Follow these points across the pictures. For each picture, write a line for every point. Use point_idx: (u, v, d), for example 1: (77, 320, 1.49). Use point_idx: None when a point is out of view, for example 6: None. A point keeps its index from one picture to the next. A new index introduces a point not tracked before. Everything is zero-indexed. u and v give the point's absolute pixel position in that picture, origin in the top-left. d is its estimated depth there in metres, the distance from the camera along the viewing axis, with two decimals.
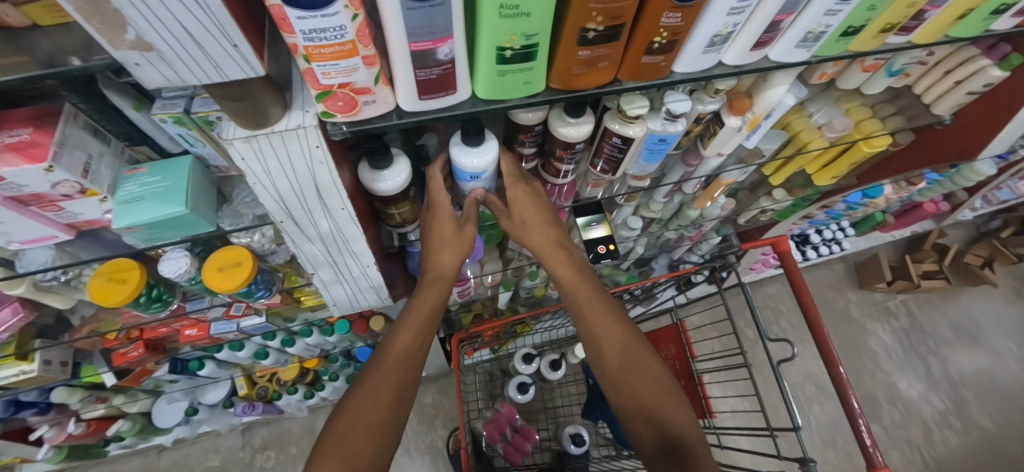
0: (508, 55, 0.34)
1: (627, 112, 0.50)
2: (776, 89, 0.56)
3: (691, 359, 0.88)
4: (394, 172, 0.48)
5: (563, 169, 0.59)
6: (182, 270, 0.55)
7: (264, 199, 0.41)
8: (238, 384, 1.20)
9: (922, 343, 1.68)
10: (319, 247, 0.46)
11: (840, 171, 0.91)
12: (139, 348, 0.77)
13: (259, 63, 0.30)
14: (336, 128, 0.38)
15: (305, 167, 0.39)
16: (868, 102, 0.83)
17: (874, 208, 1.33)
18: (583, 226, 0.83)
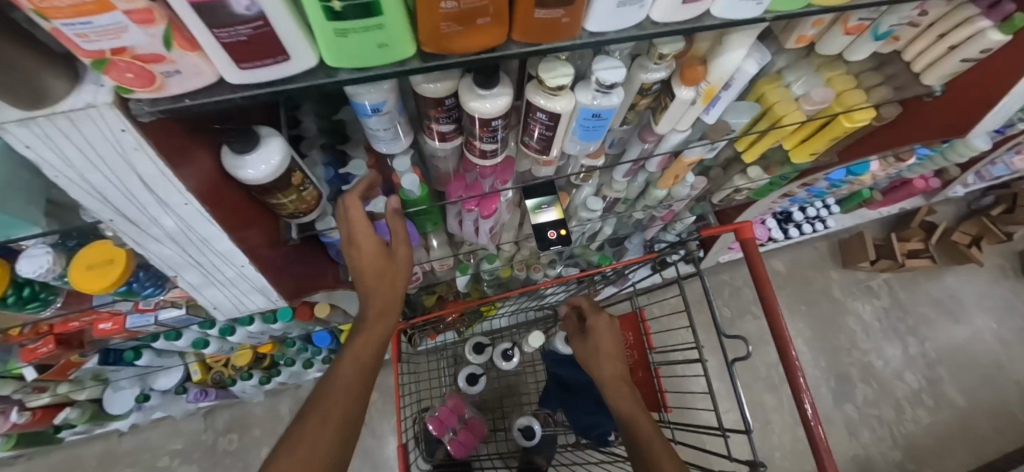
0: (341, 9, 0.25)
1: (548, 83, 0.42)
2: (733, 55, 0.47)
3: (649, 350, 0.83)
4: (263, 155, 0.40)
5: (487, 149, 0.52)
6: (43, 270, 0.47)
7: (75, 194, 0.34)
8: (192, 369, 1.14)
9: (901, 322, 1.65)
10: (171, 246, 0.42)
11: (819, 147, 0.83)
12: (49, 344, 0.71)
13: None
14: (137, 108, 0.29)
15: (117, 158, 0.31)
16: (852, 70, 0.74)
17: (859, 184, 1.26)
18: (533, 209, 0.75)
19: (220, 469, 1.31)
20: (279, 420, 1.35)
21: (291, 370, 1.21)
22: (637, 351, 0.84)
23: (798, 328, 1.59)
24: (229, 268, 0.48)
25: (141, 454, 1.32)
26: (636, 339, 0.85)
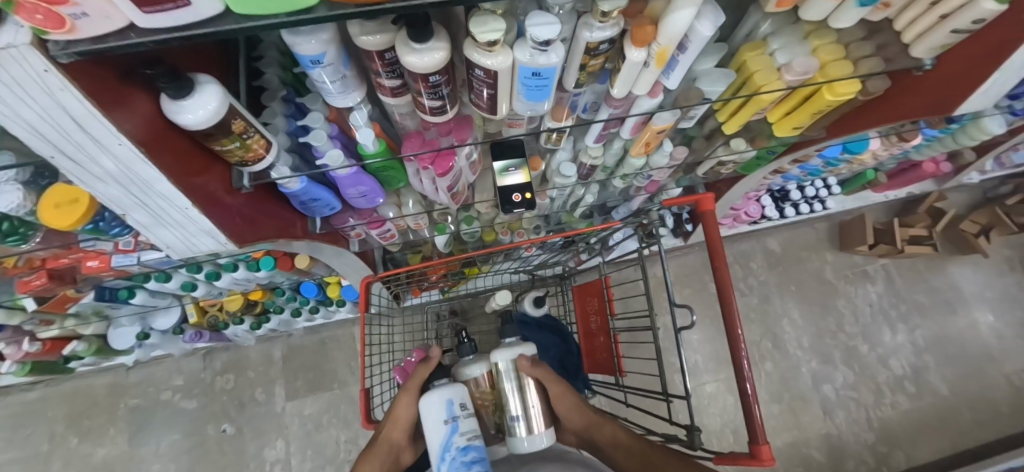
0: None
1: (480, 38, 0.41)
2: (683, 12, 0.45)
3: (609, 315, 0.86)
4: (199, 101, 0.41)
5: (431, 105, 0.51)
6: (14, 205, 0.50)
7: (15, 130, 0.35)
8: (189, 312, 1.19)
9: (894, 308, 1.61)
10: (114, 186, 0.42)
11: (803, 121, 0.80)
12: (41, 277, 0.76)
13: None
14: (64, 50, 0.30)
15: (44, 95, 0.32)
16: (841, 39, 0.70)
17: (859, 163, 1.21)
18: (499, 171, 0.74)
19: (218, 405, 1.39)
20: (272, 365, 1.42)
21: (279, 318, 1.28)
22: (600, 316, 0.86)
23: (786, 308, 1.58)
24: (177, 211, 0.48)
25: (146, 387, 1.39)
26: (599, 304, 0.87)
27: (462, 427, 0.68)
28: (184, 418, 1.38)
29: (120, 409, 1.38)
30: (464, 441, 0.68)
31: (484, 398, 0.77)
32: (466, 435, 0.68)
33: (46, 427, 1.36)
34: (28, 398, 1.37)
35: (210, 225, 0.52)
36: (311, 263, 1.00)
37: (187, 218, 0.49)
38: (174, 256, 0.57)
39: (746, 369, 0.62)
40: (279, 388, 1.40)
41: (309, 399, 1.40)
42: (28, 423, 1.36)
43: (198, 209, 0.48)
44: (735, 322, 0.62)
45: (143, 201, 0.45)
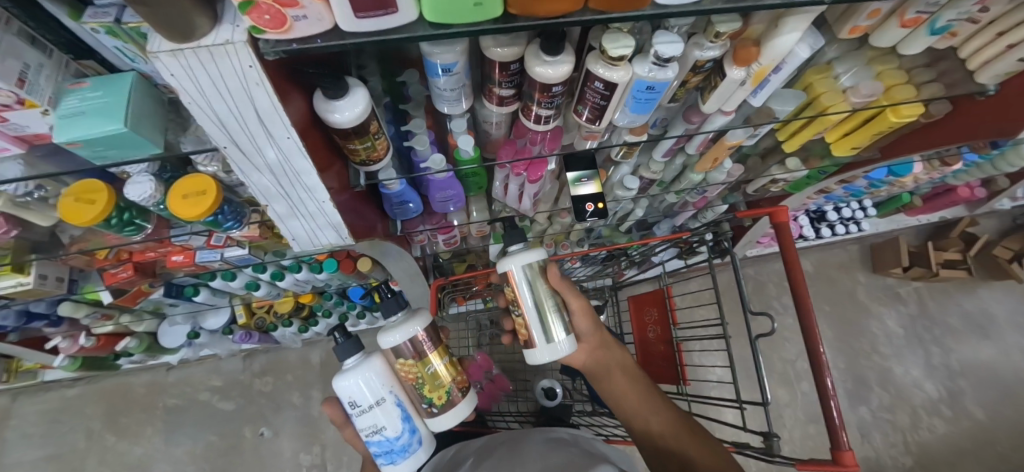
0: None
1: (610, 53, 0.45)
2: (789, 37, 0.49)
3: (671, 325, 0.87)
4: (349, 102, 0.44)
5: (543, 114, 0.55)
6: (147, 195, 0.53)
7: (203, 122, 0.39)
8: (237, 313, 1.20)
9: (927, 331, 1.61)
10: (268, 177, 0.45)
11: (861, 142, 0.83)
12: (128, 270, 0.79)
13: None
14: (268, 46, 0.34)
15: (242, 89, 0.36)
16: (903, 65, 0.73)
17: (899, 186, 1.23)
18: (572, 181, 0.74)
19: (255, 408, 1.39)
20: (311, 369, 1.43)
21: (325, 321, 1.29)
22: (660, 326, 0.88)
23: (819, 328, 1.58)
24: (313, 203, 0.51)
25: (185, 387, 1.41)
26: (659, 314, 0.88)
27: (359, 424, 0.67)
28: (220, 420, 1.38)
29: (158, 408, 1.39)
30: (365, 436, 0.67)
31: (408, 371, 0.69)
32: (365, 432, 0.67)
33: (83, 425, 1.36)
34: (67, 394, 1.38)
35: (334, 219, 0.55)
36: (371, 267, 1.01)
37: (320, 211, 0.52)
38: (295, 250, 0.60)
39: (829, 385, 0.64)
40: (316, 392, 1.41)
41: None
42: (65, 420, 1.37)
43: (331, 202, 0.52)
44: (816, 337, 0.66)
45: (287, 193, 0.48)
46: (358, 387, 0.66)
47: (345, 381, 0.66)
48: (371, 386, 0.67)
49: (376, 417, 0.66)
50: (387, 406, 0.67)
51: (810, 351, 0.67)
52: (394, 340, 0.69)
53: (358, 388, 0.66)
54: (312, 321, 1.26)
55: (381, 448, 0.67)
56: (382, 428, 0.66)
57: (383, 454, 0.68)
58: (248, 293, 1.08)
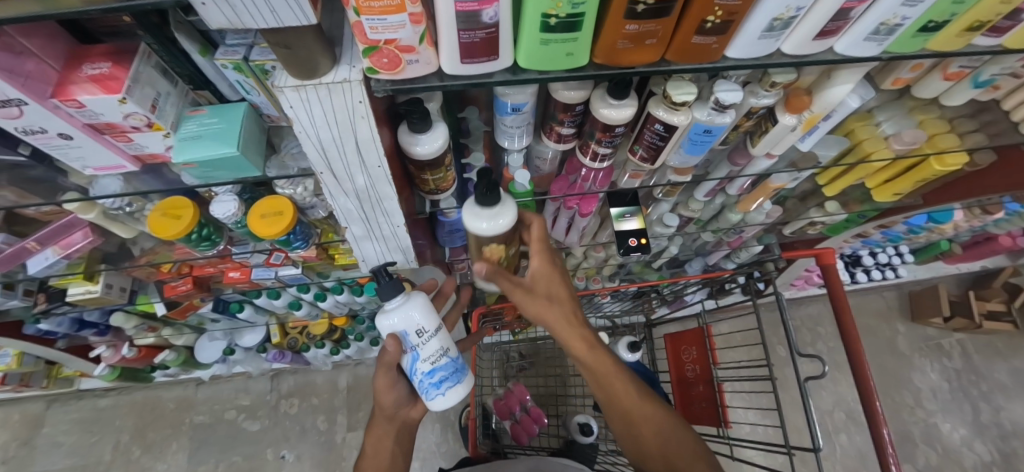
0: (553, 23, 0.33)
1: (673, 99, 0.48)
2: (840, 88, 0.52)
3: (713, 364, 0.87)
4: (432, 136, 0.47)
5: (601, 152, 0.58)
6: (230, 213, 0.56)
7: (307, 149, 0.42)
8: (272, 332, 1.23)
9: (974, 386, 1.53)
10: (353, 200, 0.49)
11: (904, 189, 0.84)
12: (187, 283, 0.82)
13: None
14: (379, 85, 0.39)
15: (348, 122, 0.40)
16: (945, 115, 0.75)
17: (940, 233, 1.21)
18: (616, 217, 0.76)
19: (280, 429, 1.39)
20: (337, 392, 1.44)
21: (357, 344, 1.30)
22: (700, 365, 0.88)
23: None
24: (388, 226, 0.54)
25: (213, 404, 1.42)
26: (699, 353, 0.89)
27: (423, 355, 0.60)
28: (246, 440, 1.38)
29: (185, 424, 1.40)
30: (428, 365, 0.60)
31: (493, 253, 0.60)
32: (431, 360, 0.60)
33: (111, 437, 1.38)
34: (99, 405, 1.41)
35: (404, 242, 0.58)
36: None
37: (393, 234, 0.55)
38: (363, 270, 0.63)
39: (886, 436, 0.63)
40: (341, 417, 1.41)
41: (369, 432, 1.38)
42: (95, 430, 1.38)
43: (404, 227, 0.55)
44: (870, 387, 0.66)
45: (367, 216, 0.52)
46: (409, 319, 0.59)
47: (400, 316, 0.59)
48: (428, 314, 0.61)
49: (441, 340, 0.61)
50: (443, 328, 0.64)
51: (865, 400, 0.67)
52: (499, 223, 0.55)
53: (409, 320, 0.59)
54: (344, 344, 1.27)
55: (449, 373, 0.62)
56: (447, 349, 0.62)
57: (450, 378, 0.62)
58: (289, 312, 1.11)
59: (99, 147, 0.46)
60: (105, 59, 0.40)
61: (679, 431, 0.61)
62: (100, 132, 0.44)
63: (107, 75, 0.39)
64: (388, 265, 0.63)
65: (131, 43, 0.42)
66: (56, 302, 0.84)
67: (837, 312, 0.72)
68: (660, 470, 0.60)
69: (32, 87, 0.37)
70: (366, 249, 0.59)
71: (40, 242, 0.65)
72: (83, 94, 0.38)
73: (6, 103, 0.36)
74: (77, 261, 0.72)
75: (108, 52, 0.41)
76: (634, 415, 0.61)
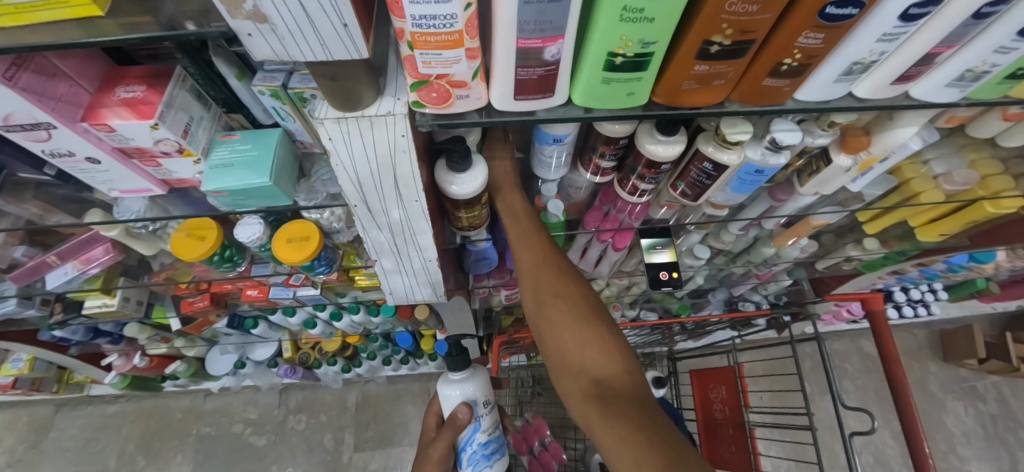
0: (618, 62, 0.31)
1: (727, 137, 0.45)
2: (903, 130, 0.49)
3: (744, 406, 0.82)
4: (471, 176, 0.45)
5: (642, 187, 0.56)
6: (254, 237, 0.54)
7: (342, 182, 0.40)
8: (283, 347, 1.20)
9: (1010, 434, 1.45)
10: (386, 233, 0.47)
11: (951, 230, 0.80)
12: (205, 299, 0.80)
13: (397, 22, 0.27)
14: (423, 119, 0.37)
15: (388, 154, 0.38)
16: (1000, 156, 0.71)
17: (980, 272, 1.16)
18: (647, 248, 0.72)
19: (286, 446, 1.36)
20: (345, 410, 1.40)
21: (369, 363, 1.28)
22: (730, 406, 0.84)
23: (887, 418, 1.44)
24: (419, 260, 0.52)
25: (220, 416, 1.40)
26: (728, 393, 0.84)
27: (483, 425, 0.72)
28: (251, 455, 1.35)
29: (192, 435, 1.37)
30: (484, 436, 0.72)
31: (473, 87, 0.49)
32: (488, 431, 0.73)
33: (118, 445, 1.36)
34: (107, 411, 1.39)
35: (433, 276, 0.56)
36: (428, 315, 0.99)
37: (424, 269, 0.53)
38: (390, 302, 0.60)
39: None
40: (348, 436, 1.37)
41: (376, 453, 1.36)
42: (101, 437, 1.37)
43: (435, 260, 0.53)
44: (920, 438, 0.62)
45: (399, 249, 0.50)
46: (477, 392, 0.72)
47: (472, 387, 0.71)
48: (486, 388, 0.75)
49: (494, 416, 0.75)
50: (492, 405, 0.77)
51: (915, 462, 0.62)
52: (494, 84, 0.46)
53: (476, 393, 0.72)
54: (356, 362, 1.24)
55: (496, 446, 0.74)
56: (497, 424, 0.75)
57: (494, 452, 0.74)
58: (303, 329, 1.08)
59: (127, 171, 0.44)
60: (140, 82, 0.39)
61: (622, 348, 0.46)
62: (129, 156, 0.42)
63: (140, 99, 0.38)
64: (419, 298, 0.60)
65: (168, 66, 0.41)
66: (73, 313, 0.82)
67: (885, 363, 0.67)
68: (583, 387, 0.45)
69: (62, 110, 0.35)
70: (395, 282, 0.56)
71: (60, 256, 0.64)
72: (115, 119, 0.37)
73: (36, 127, 0.35)
74: (96, 275, 0.71)
75: (143, 75, 0.40)
76: (563, 315, 0.49)
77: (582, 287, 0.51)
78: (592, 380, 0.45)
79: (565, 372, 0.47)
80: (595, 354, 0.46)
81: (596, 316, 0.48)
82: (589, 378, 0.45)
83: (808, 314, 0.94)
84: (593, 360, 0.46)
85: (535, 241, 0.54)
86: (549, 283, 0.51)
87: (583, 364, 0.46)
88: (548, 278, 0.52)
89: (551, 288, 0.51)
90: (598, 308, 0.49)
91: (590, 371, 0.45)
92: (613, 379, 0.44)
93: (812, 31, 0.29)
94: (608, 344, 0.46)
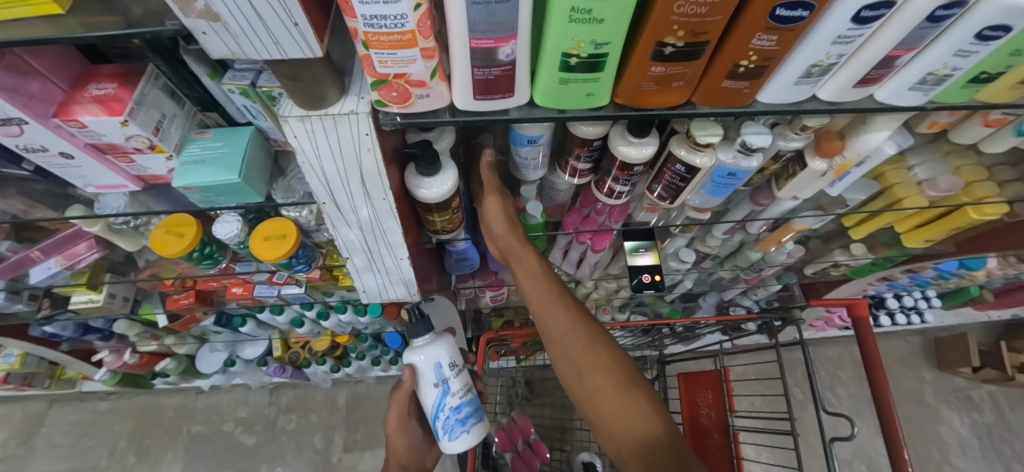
0: (573, 63, 0.31)
1: (697, 139, 0.46)
2: (877, 134, 0.49)
3: (729, 411, 0.82)
4: (441, 180, 0.45)
5: (618, 189, 0.56)
6: (232, 234, 0.55)
7: (310, 179, 0.41)
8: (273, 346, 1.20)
9: (1006, 445, 1.43)
10: (356, 231, 0.47)
11: (937, 236, 0.80)
12: (189, 297, 0.81)
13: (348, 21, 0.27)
14: (387, 118, 0.37)
15: (353, 152, 0.38)
16: (985, 162, 0.71)
17: (972, 279, 1.15)
18: (630, 251, 0.72)
19: (276, 446, 1.36)
20: (335, 411, 1.40)
21: (358, 363, 1.28)
22: (716, 411, 0.83)
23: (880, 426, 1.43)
24: (392, 259, 0.52)
25: (210, 415, 1.40)
26: (715, 398, 0.84)
27: (452, 388, 0.67)
28: (240, 454, 1.35)
29: (182, 434, 1.38)
30: (455, 401, 0.67)
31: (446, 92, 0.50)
32: (459, 394, 0.68)
33: (109, 442, 1.36)
34: (100, 408, 1.40)
35: (406, 275, 0.56)
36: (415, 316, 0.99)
37: (395, 267, 0.53)
38: (364, 300, 0.61)
39: None
40: (337, 437, 1.37)
41: (365, 454, 1.35)
42: (93, 434, 1.37)
43: (407, 259, 0.53)
44: (901, 448, 0.61)
45: (370, 247, 0.50)
46: (440, 354, 0.67)
47: (433, 350, 0.67)
48: (454, 350, 0.69)
49: (467, 378, 0.69)
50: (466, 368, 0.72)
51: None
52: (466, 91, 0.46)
53: (439, 354, 0.67)
54: (345, 361, 1.24)
55: (472, 409, 0.69)
56: (470, 386, 0.69)
57: (469, 415, 0.68)
58: (291, 328, 1.08)
59: (101, 167, 0.45)
60: (112, 80, 0.39)
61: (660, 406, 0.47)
62: (102, 152, 0.43)
63: (111, 96, 0.38)
64: (392, 296, 0.60)
65: (140, 65, 0.41)
66: (60, 308, 0.83)
67: (869, 370, 0.67)
68: (630, 448, 0.46)
69: (34, 106, 0.36)
70: (368, 280, 0.57)
71: (44, 251, 0.64)
72: (86, 115, 0.37)
73: (7, 122, 0.36)
74: (82, 270, 0.71)
75: (116, 73, 0.40)
76: (597, 379, 0.50)
77: (608, 345, 0.52)
78: (637, 442, 0.46)
79: (610, 435, 0.48)
80: (634, 415, 0.47)
81: (628, 375, 0.50)
82: (633, 441, 0.46)
83: (795, 320, 0.94)
84: (633, 421, 0.47)
85: (558, 302, 0.55)
86: (577, 345, 0.52)
87: (626, 427, 0.47)
88: (576, 339, 0.53)
89: (581, 350, 0.52)
90: (628, 367, 0.50)
91: (632, 434, 0.46)
92: (656, 440, 0.45)
93: (765, 33, 0.30)
94: (644, 403, 0.48)
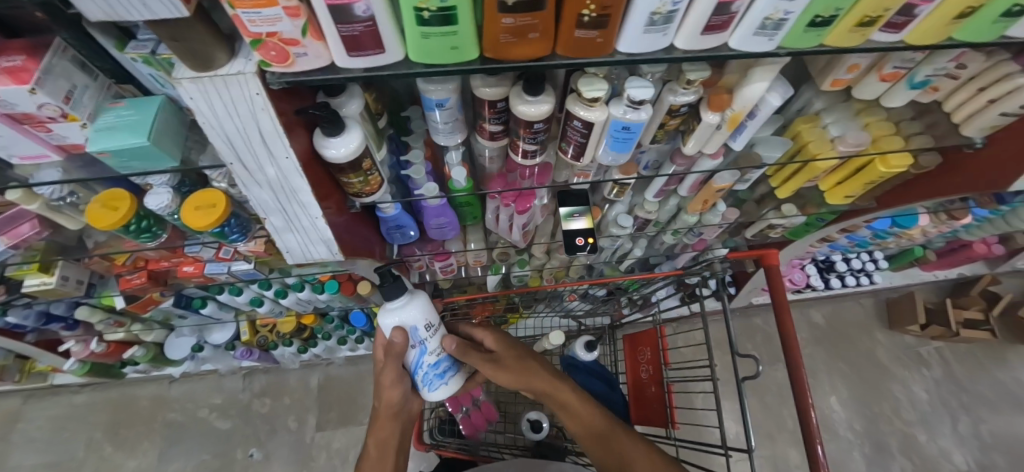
0: (427, 16, 0.34)
1: (585, 95, 0.49)
2: (758, 85, 0.52)
3: (664, 364, 0.87)
4: (345, 140, 0.48)
5: (528, 149, 0.59)
6: (163, 205, 0.58)
7: (213, 140, 0.44)
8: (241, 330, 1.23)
9: (954, 397, 1.50)
10: (267, 191, 0.51)
11: (855, 191, 0.85)
12: (142, 277, 0.83)
13: None
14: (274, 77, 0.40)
15: (248, 112, 0.41)
16: (891, 117, 0.75)
17: (909, 238, 1.21)
18: (564, 216, 0.76)
19: (251, 429, 1.39)
20: (309, 393, 1.44)
21: (325, 343, 1.32)
22: (653, 366, 0.88)
23: (833, 384, 1.50)
24: (307, 219, 0.56)
25: (186, 402, 1.43)
26: (652, 354, 0.89)
27: (429, 348, 0.72)
28: (216, 439, 1.38)
29: (158, 422, 1.41)
30: (432, 358, 0.73)
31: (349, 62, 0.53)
32: (436, 352, 0.73)
33: (86, 433, 1.39)
34: (75, 401, 1.42)
35: (326, 234, 0.60)
36: (371, 290, 1.02)
37: (312, 226, 0.57)
38: (289, 261, 0.65)
39: (820, 453, 0.62)
40: (311, 417, 1.41)
41: (338, 432, 1.39)
42: (69, 426, 1.39)
43: (323, 219, 0.57)
44: (804, 388, 0.65)
45: (284, 207, 0.54)
46: (418, 318, 0.70)
47: (411, 314, 0.70)
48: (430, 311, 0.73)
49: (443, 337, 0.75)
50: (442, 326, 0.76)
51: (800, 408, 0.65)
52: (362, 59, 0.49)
53: (417, 318, 0.70)
54: (312, 342, 1.27)
55: (449, 364, 0.75)
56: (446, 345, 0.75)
57: (445, 369, 0.75)
58: (253, 309, 1.11)
59: (19, 137, 0.47)
60: (18, 52, 0.41)
61: None
62: (19, 122, 0.45)
63: (20, 67, 0.40)
64: (316, 255, 0.64)
65: (47, 38, 0.43)
66: (15, 294, 0.85)
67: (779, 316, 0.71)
68: None
69: None
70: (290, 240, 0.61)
71: None
72: None
73: None
74: (30, 252, 0.73)
75: (23, 46, 0.42)
76: None
77: None
78: None
79: None
80: None
81: None
82: None
83: None
84: None
85: None
86: None
87: None
88: None
89: None
90: None
91: None
92: None
93: None
94: None
